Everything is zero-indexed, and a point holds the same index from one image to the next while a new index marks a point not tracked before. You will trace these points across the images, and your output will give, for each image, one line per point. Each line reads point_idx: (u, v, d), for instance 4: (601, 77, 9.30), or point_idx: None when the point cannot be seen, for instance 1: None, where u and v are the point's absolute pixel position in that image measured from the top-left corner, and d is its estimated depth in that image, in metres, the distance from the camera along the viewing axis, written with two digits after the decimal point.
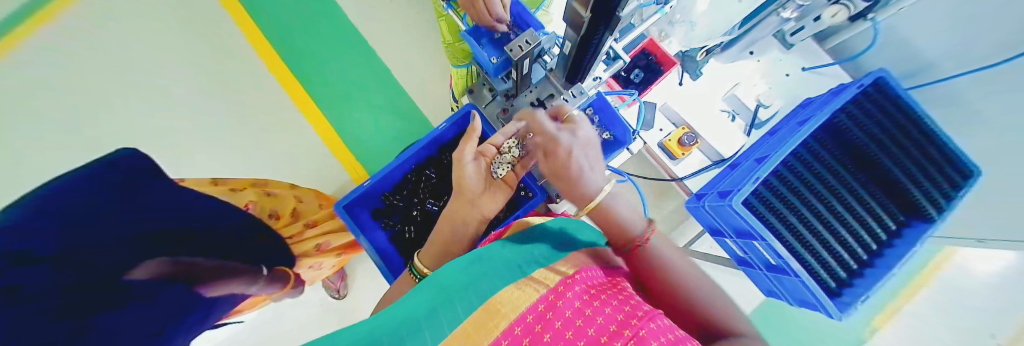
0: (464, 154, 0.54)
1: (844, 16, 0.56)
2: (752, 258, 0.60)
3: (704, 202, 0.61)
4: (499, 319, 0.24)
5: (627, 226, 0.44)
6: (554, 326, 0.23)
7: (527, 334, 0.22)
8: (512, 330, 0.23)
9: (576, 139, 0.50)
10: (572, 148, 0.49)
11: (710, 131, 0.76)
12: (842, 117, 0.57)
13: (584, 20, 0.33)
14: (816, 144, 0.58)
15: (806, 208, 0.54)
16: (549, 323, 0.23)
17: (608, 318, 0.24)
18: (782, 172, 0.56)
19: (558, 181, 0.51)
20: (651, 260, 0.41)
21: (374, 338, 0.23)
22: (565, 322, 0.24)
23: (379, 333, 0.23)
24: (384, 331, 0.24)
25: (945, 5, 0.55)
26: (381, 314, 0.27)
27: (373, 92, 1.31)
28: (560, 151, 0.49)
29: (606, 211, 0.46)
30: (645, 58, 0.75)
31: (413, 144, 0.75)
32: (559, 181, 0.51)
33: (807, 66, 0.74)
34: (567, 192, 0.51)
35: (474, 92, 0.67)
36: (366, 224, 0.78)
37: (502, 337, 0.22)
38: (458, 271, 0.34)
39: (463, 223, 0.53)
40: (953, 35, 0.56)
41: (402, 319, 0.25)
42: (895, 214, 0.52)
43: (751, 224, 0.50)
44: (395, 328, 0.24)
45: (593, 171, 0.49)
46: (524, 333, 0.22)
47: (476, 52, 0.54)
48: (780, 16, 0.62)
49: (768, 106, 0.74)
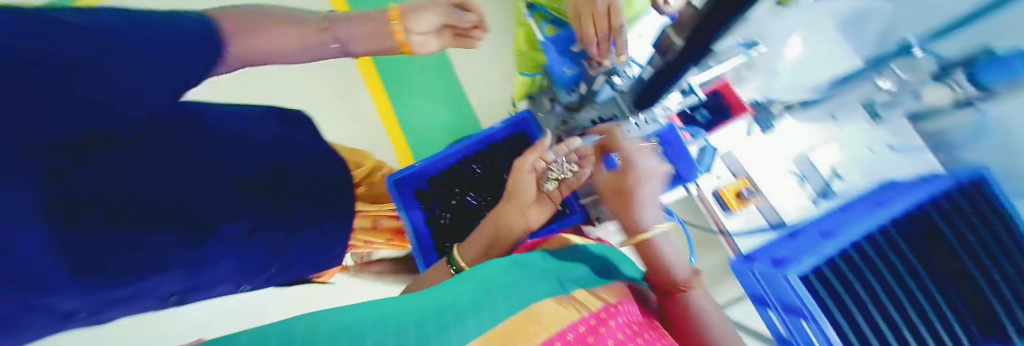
0: (525, 163, 0.54)
1: (940, 97, 0.53)
2: (796, 340, 0.54)
3: (752, 265, 0.56)
4: (540, 329, 0.24)
5: (673, 268, 0.40)
6: None
7: None
8: (553, 343, 0.23)
9: (654, 166, 0.45)
10: (648, 176, 0.44)
11: (773, 189, 0.71)
12: (932, 209, 0.48)
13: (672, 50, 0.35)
14: (895, 231, 0.50)
15: (870, 300, 0.48)
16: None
17: None
18: (852, 255, 0.49)
19: (614, 198, 0.46)
20: (691, 312, 0.37)
21: (422, 318, 0.24)
22: None
23: (426, 315, 0.24)
24: (429, 313, 0.25)
25: None
26: (422, 297, 0.28)
27: (433, 80, 1.37)
28: (633, 171, 0.44)
29: (654, 248, 0.42)
30: (715, 99, 0.72)
31: (465, 138, 0.80)
32: (614, 200, 0.46)
33: (896, 145, 0.64)
34: (617, 208, 0.46)
35: (536, 99, 0.71)
36: (409, 199, 0.81)
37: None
38: (500, 271, 0.34)
39: (506, 229, 0.54)
40: None
41: (442, 305, 0.26)
42: (977, 338, 0.44)
43: (806, 303, 0.46)
44: (439, 313, 0.25)
45: (652, 205, 0.44)
46: None
47: (552, 62, 0.57)
48: (874, 82, 0.61)
49: (844, 178, 0.67)
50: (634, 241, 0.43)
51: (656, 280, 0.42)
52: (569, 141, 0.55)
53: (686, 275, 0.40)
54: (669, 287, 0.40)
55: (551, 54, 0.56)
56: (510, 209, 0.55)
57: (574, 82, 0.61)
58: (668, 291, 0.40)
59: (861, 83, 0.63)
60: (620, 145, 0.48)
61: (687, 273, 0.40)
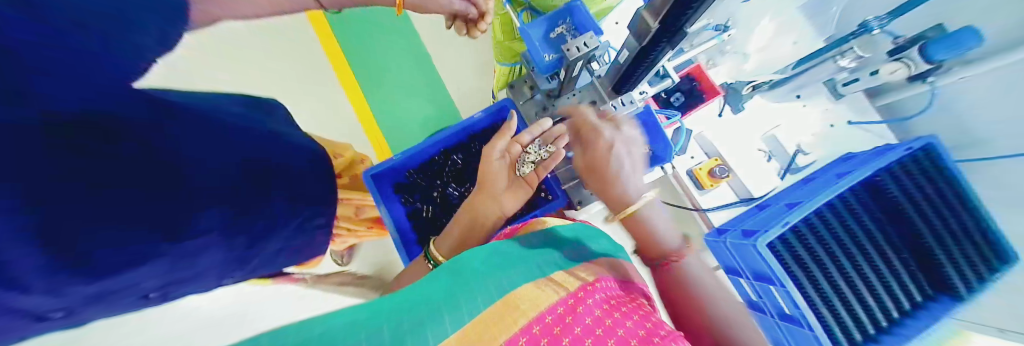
0: (494, 149, 0.56)
1: (903, 75, 0.55)
2: (766, 304, 0.58)
3: (726, 238, 0.59)
4: (518, 315, 0.24)
5: (663, 239, 0.45)
6: (574, 331, 0.23)
7: (546, 335, 0.23)
8: (531, 328, 0.23)
9: (619, 133, 0.50)
10: (615, 142, 0.49)
11: (743, 167, 0.74)
12: (886, 177, 0.52)
13: (649, 31, 0.34)
14: (851, 197, 0.54)
15: (830, 263, 0.51)
16: (569, 327, 0.24)
17: (628, 331, 0.24)
18: (814, 223, 0.53)
19: (591, 176, 0.52)
20: (683, 277, 0.42)
21: (401, 316, 0.23)
22: (585, 329, 0.24)
23: (405, 313, 0.24)
24: (405, 311, 0.24)
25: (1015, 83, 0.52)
26: (401, 295, 0.28)
27: (409, 72, 1.33)
28: (600, 144, 0.49)
29: (640, 221, 0.47)
30: (689, 84, 0.73)
31: (444, 129, 0.77)
32: (590, 175, 0.51)
33: (853, 120, 0.71)
34: (598, 187, 0.51)
35: (515, 88, 0.70)
36: (388, 195, 0.79)
37: (520, 335, 0.22)
38: (478, 261, 0.34)
39: (483, 219, 0.55)
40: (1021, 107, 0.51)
41: (420, 301, 0.26)
42: (924, 287, 0.50)
43: (773, 269, 0.49)
44: (419, 309, 0.24)
45: (634, 173, 0.49)
46: (542, 333, 0.23)
47: (533, 48, 0.55)
48: (836, 64, 0.61)
49: (807, 153, 0.73)
50: (622, 215, 0.48)
51: (647, 254, 0.47)
52: (539, 121, 0.56)
53: (676, 246, 0.45)
54: (659, 259, 0.45)
55: (530, 43, 0.55)
56: (482, 198, 0.55)
57: (553, 68, 0.56)
58: (659, 263, 0.45)
59: (825, 64, 0.62)
60: (580, 119, 0.52)
61: (678, 244, 0.45)
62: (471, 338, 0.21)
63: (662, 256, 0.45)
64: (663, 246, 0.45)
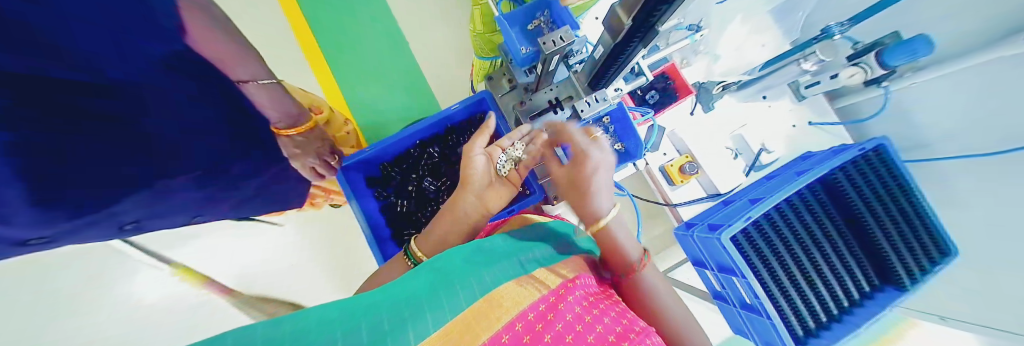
0: (474, 147, 0.54)
1: (859, 78, 0.59)
2: (729, 294, 0.62)
3: (694, 232, 0.62)
4: (500, 313, 0.24)
5: (625, 251, 0.44)
6: (555, 327, 0.23)
7: (528, 332, 0.22)
8: (514, 325, 0.22)
9: (603, 156, 0.48)
10: (599, 165, 0.47)
11: (713, 164, 0.78)
12: (840, 175, 0.56)
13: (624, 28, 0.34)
14: (808, 193, 0.58)
15: (789, 256, 0.54)
16: (550, 324, 0.23)
17: (606, 328, 0.25)
18: (773, 217, 0.56)
19: (570, 193, 0.50)
20: (639, 291, 0.42)
21: (375, 316, 0.22)
22: (566, 325, 0.24)
23: (380, 313, 0.22)
24: (383, 309, 0.23)
25: (955, 91, 0.56)
26: (376, 293, 0.27)
27: (387, 59, 1.28)
28: (585, 162, 0.47)
29: (611, 237, 0.45)
30: (663, 82, 0.75)
31: (422, 120, 0.75)
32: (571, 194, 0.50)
33: (814, 121, 0.76)
34: (575, 204, 0.50)
35: (494, 80, 0.68)
36: (362, 190, 0.77)
37: (503, 332, 0.22)
38: (459, 260, 0.33)
39: (465, 217, 0.53)
40: (963, 112, 0.56)
41: (396, 300, 0.25)
42: (871, 278, 0.54)
43: (736, 262, 0.51)
44: (395, 308, 0.23)
45: (607, 191, 0.48)
46: (524, 330, 0.22)
47: (509, 40, 0.53)
48: (800, 66, 0.64)
49: (771, 152, 0.76)
50: (593, 229, 0.47)
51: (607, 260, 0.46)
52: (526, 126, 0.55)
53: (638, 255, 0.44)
54: (622, 269, 0.44)
55: (507, 33, 0.53)
56: (463, 195, 0.53)
57: (530, 62, 0.55)
58: (621, 272, 0.44)
59: (790, 67, 0.65)
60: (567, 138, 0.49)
61: (638, 256, 0.44)
62: (455, 335, 0.21)
63: (623, 269, 0.44)
64: (628, 256, 0.44)
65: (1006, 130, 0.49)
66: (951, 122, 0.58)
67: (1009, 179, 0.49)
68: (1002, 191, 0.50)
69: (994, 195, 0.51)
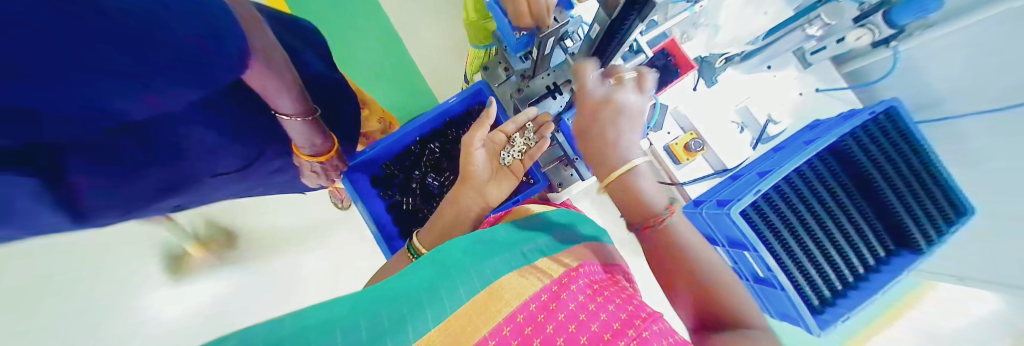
0: (474, 139, 0.53)
1: (867, 40, 0.57)
2: (741, 269, 0.62)
3: (703, 209, 0.61)
4: (502, 305, 0.24)
5: (651, 203, 0.41)
6: (557, 318, 0.23)
7: (530, 323, 0.23)
8: (515, 316, 0.23)
9: (621, 104, 0.43)
10: (621, 109, 0.43)
11: (719, 139, 0.76)
12: (850, 141, 0.55)
13: (618, 2, 0.33)
14: (819, 163, 0.57)
15: (801, 226, 0.54)
16: (552, 314, 0.24)
17: (611, 316, 0.25)
18: (783, 189, 0.55)
19: (586, 143, 0.45)
20: (672, 241, 0.40)
21: (377, 311, 0.22)
22: (568, 315, 0.24)
23: (382, 308, 0.23)
24: (386, 303, 0.23)
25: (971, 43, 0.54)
26: (379, 288, 0.27)
27: (379, 58, 1.27)
28: (607, 105, 0.43)
29: (628, 186, 0.42)
30: (664, 59, 0.70)
31: (421, 115, 0.75)
32: (586, 145, 0.45)
33: (821, 88, 0.74)
34: (593, 154, 0.45)
35: (489, 70, 0.67)
36: (365, 191, 0.77)
37: (504, 324, 0.22)
38: (462, 251, 0.34)
39: (465, 211, 0.52)
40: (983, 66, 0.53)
41: (396, 296, 0.25)
42: (886, 243, 0.53)
43: (747, 237, 0.51)
44: (396, 304, 0.23)
45: (632, 136, 0.43)
46: (526, 322, 0.23)
47: (502, 27, 0.52)
48: (805, 32, 0.61)
49: (778, 122, 0.74)
50: (608, 180, 0.43)
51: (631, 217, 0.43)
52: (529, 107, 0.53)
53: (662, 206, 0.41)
54: (646, 222, 0.41)
55: (500, 19, 0.52)
56: (464, 190, 0.53)
57: (525, 47, 0.54)
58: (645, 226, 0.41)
59: (794, 33, 0.63)
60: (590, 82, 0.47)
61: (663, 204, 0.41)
62: (457, 327, 0.21)
63: (647, 219, 0.41)
64: (649, 208, 0.41)
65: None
66: (966, 79, 0.56)
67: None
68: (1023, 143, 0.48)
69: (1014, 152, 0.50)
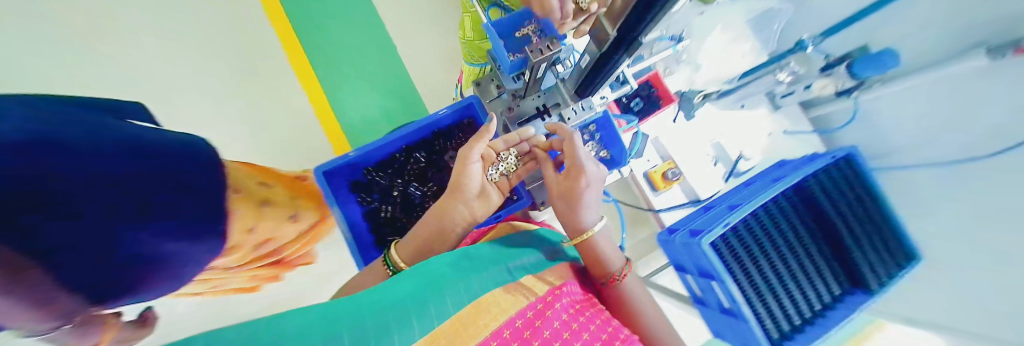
0: (472, 152, 0.51)
1: (831, 89, 0.65)
2: (709, 298, 0.63)
3: (676, 237, 0.64)
4: (488, 319, 0.23)
5: (607, 261, 0.44)
6: (544, 334, 0.23)
7: (517, 338, 0.22)
8: (502, 331, 0.22)
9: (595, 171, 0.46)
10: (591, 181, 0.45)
11: (694, 171, 0.80)
12: (812, 182, 0.60)
13: (609, 38, 0.35)
14: (783, 200, 0.61)
15: (765, 260, 0.57)
16: (539, 330, 0.23)
17: (592, 336, 0.25)
18: (750, 222, 0.59)
19: (558, 201, 0.48)
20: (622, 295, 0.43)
21: (357, 325, 0.20)
22: (554, 332, 0.24)
23: (361, 322, 0.21)
24: (366, 316, 0.22)
25: (925, 100, 0.60)
26: (354, 300, 0.25)
27: (373, 63, 1.28)
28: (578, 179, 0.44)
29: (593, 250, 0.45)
30: (648, 89, 0.77)
31: (408, 123, 0.73)
32: (558, 203, 0.48)
33: (788, 130, 0.80)
34: (561, 210, 0.48)
35: (481, 86, 0.68)
36: (343, 195, 0.75)
37: (491, 339, 0.21)
38: (444, 265, 0.33)
39: (452, 223, 0.51)
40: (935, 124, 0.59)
41: (373, 310, 0.23)
42: (841, 282, 0.57)
43: (715, 266, 0.53)
44: (377, 317, 0.22)
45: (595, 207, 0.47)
46: (513, 337, 0.22)
47: (496, 47, 0.52)
48: (776, 76, 0.70)
49: (748, 159, 0.79)
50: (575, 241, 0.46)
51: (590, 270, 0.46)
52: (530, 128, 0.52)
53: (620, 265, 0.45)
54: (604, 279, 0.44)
55: (494, 40, 0.52)
56: (453, 203, 0.51)
57: (519, 68, 0.55)
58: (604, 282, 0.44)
59: (767, 76, 0.71)
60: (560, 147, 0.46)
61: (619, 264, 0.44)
62: (443, 342, 0.20)
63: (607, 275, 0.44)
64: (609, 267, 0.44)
65: (974, 138, 0.53)
66: (919, 132, 0.62)
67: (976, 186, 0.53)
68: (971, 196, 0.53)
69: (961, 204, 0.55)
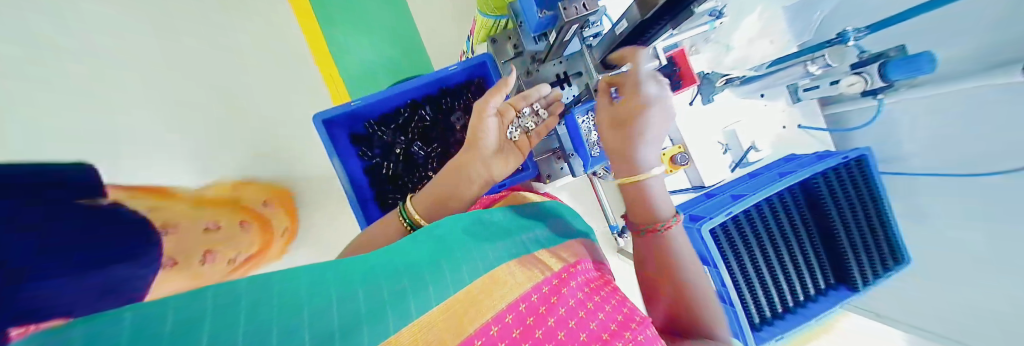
0: (488, 106, 0.48)
1: (858, 88, 0.59)
2: None
3: (675, 221, 0.64)
4: (503, 293, 0.23)
5: (658, 207, 0.41)
6: (559, 311, 0.24)
7: (532, 314, 0.23)
8: (518, 305, 0.23)
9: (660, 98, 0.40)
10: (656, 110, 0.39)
11: (701, 157, 0.79)
12: (821, 181, 0.59)
13: (656, 5, 0.31)
14: (788, 195, 0.61)
15: (760, 253, 0.58)
16: (555, 307, 0.24)
17: (608, 316, 0.25)
18: (752, 214, 0.59)
19: (610, 131, 0.42)
20: (664, 247, 0.40)
21: (371, 287, 0.20)
22: (568, 310, 0.24)
23: (375, 283, 0.21)
24: (380, 276, 0.22)
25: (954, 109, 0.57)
26: (368, 256, 0.25)
27: (377, 6, 1.18)
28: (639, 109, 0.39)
29: (641, 193, 0.41)
30: (669, 67, 0.71)
31: (414, 77, 0.69)
32: (608, 131, 0.42)
33: (804, 125, 0.78)
34: (613, 148, 0.43)
35: (497, 44, 0.63)
36: (342, 147, 0.71)
37: (507, 312, 0.22)
38: (459, 227, 0.32)
39: (468, 180, 0.49)
40: (952, 136, 0.58)
41: (388, 269, 0.23)
42: (828, 278, 0.60)
43: (711, 253, 0.54)
44: (390, 279, 0.22)
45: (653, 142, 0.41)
46: (528, 312, 0.23)
47: (525, 1, 0.47)
48: (806, 68, 0.65)
49: (759, 150, 0.78)
50: (625, 183, 0.41)
51: (634, 219, 0.43)
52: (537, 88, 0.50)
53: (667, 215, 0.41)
54: (647, 226, 0.41)
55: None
56: (471, 159, 0.49)
57: (543, 28, 0.50)
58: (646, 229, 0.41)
59: (796, 67, 0.66)
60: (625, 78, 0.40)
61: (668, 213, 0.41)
62: (455, 312, 0.21)
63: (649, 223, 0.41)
64: (654, 215, 0.41)
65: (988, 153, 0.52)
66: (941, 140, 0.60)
67: (986, 203, 0.52)
68: (980, 209, 0.53)
69: (965, 217, 0.55)
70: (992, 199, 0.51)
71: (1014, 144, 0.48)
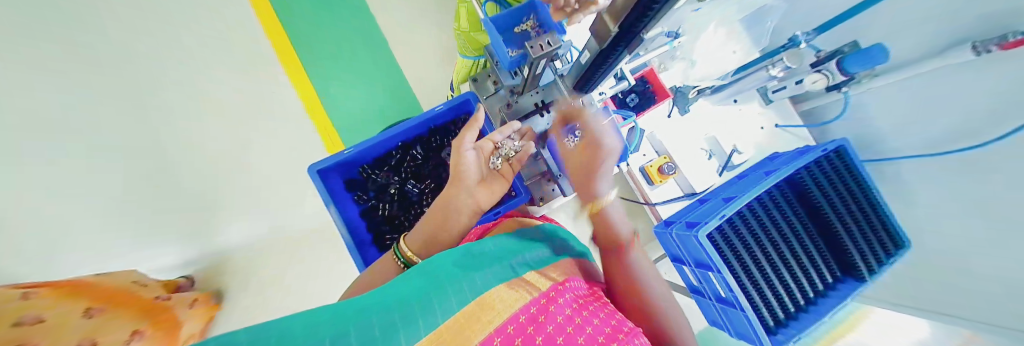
0: (465, 142, 0.52)
1: (822, 84, 0.64)
2: (706, 288, 0.65)
3: (673, 229, 0.65)
4: (492, 315, 0.24)
5: (618, 229, 0.47)
6: (546, 329, 0.23)
7: (519, 334, 0.22)
8: (505, 327, 0.23)
9: (600, 142, 0.49)
10: (594, 148, 0.49)
11: (688, 164, 0.81)
12: (804, 174, 0.61)
13: (610, 34, 0.34)
14: (777, 191, 0.62)
15: (761, 251, 0.58)
16: (542, 326, 0.24)
17: (597, 329, 0.25)
18: (745, 214, 0.60)
19: (573, 174, 0.53)
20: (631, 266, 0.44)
21: (363, 322, 0.21)
22: (556, 327, 0.24)
23: (368, 318, 0.21)
24: (372, 313, 0.22)
25: (916, 94, 0.61)
26: (361, 297, 0.26)
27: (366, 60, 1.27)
28: (581, 145, 0.49)
29: (605, 217, 0.48)
30: (642, 85, 0.77)
31: (405, 120, 0.72)
32: (575, 177, 0.52)
33: (781, 124, 0.81)
34: (578, 182, 0.52)
35: (478, 82, 0.68)
36: (339, 194, 0.72)
37: (495, 335, 0.22)
38: (449, 262, 0.33)
39: (458, 213, 0.51)
40: (916, 119, 0.62)
41: (380, 306, 0.23)
42: (834, 270, 0.59)
43: (711, 258, 0.54)
44: (382, 315, 0.22)
45: (606, 176, 0.49)
46: (515, 333, 0.23)
47: (495, 43, 0.51)
48: (768, 72, 0.69)
49: (741, 152, 0.80)
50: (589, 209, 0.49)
51: (605, 241, 0.49)
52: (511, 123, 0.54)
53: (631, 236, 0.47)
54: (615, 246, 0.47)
55: (492, 36, 0.51)
56: (457, 192, 0.51)
57: (516, 64, 0.54)
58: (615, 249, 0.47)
59: (759, 72, 0.70)
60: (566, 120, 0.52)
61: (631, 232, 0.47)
62: (446, 338, 0.21)
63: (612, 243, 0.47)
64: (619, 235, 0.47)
65: (957, 129, 0.55)
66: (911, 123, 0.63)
67: (966, 177, 0.54)
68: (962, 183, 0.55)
69: (950, 193, 0.57)
70: (973, 172, 0.53)
71: (977, 118, 0.51)
